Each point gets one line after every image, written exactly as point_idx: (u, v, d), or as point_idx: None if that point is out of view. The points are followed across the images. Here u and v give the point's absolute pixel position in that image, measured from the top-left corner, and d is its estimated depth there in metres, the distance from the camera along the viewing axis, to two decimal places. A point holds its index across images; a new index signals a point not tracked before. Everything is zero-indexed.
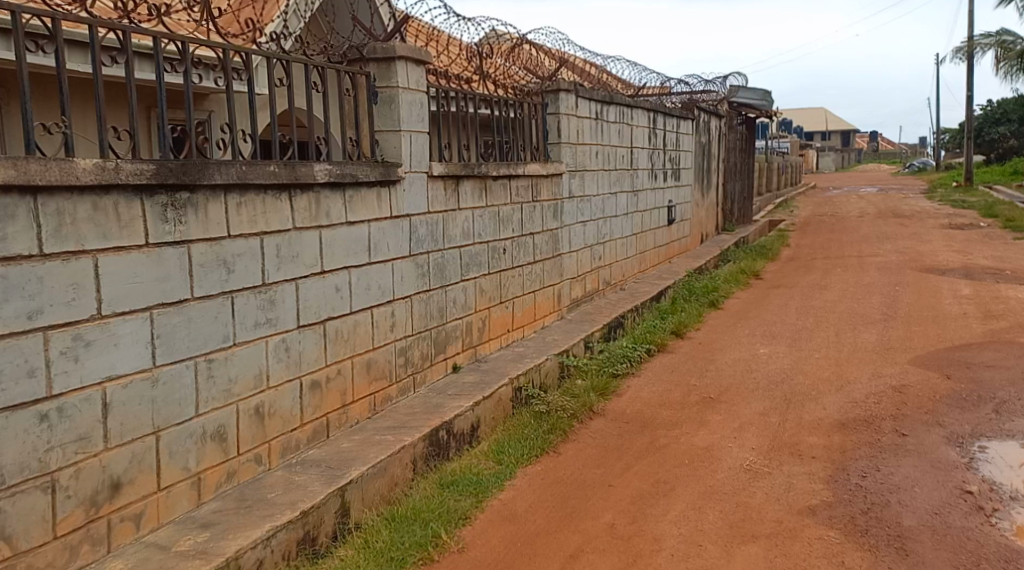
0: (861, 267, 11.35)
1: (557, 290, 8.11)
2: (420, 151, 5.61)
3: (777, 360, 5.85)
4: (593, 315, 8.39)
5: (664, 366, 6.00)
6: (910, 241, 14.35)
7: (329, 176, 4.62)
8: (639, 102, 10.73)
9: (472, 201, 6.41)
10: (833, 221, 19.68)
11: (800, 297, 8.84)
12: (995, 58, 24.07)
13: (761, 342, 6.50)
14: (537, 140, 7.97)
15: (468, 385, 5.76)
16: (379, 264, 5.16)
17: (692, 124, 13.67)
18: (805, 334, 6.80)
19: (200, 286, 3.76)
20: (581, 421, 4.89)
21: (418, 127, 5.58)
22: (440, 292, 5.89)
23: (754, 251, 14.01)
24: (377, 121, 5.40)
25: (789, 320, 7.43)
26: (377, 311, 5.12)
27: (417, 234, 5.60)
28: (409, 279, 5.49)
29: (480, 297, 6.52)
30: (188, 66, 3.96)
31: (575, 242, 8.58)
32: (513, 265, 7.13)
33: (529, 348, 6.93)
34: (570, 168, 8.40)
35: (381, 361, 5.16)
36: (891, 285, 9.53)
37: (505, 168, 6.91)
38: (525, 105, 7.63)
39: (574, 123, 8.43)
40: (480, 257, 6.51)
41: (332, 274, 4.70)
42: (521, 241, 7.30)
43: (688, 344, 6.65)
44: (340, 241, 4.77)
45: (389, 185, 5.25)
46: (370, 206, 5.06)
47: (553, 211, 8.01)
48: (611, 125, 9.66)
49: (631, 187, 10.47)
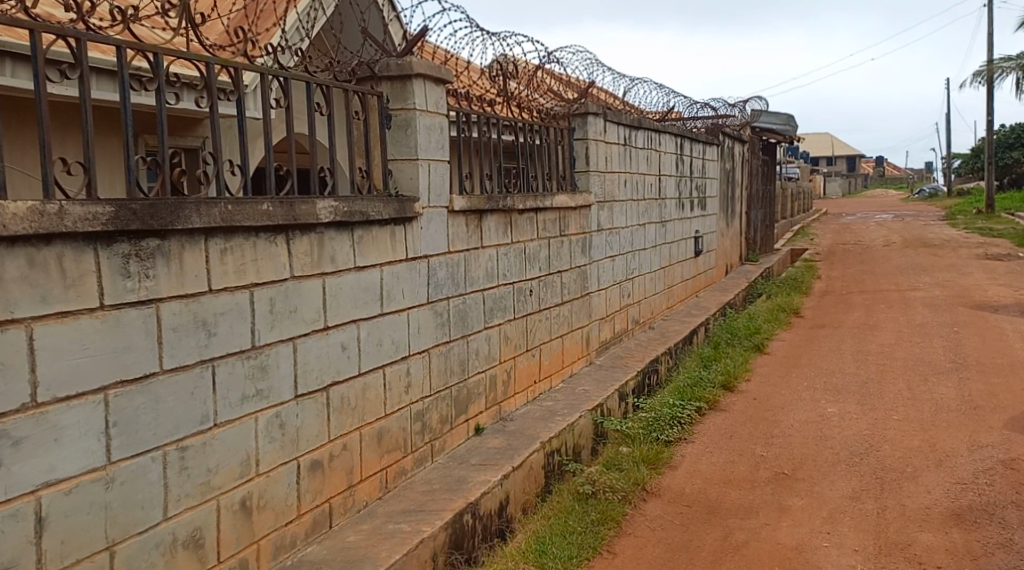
0: (906, 304, 10.57)
1: (585, 333, 7.33)
2: (440, 182, 4.87)
3: (852, 425, 5.06)
4: (625, 360, 7.60)
5: (719, 428, 5.21)
6: (949, 274, 13.58)
7: (335, 213, 3.88)
8: (666, 127, 9.99)
9: (497, 237, 5.67)
10: (859, 251, 18.90)
11: (851, 340, 8.05)
12: (1016, 81, 23.35)
13: (826, 399, 5.71)
14: (564, 169, 7.23)
15: (495, 452, 4.97)
16: (393, 315, 4.40)
17: (717, 150, 12.93)
18: (874, 388, 6.01)
19: (171, 355, 3.01)
20: (634, 504, 4.11)
21: (437, 155, 4.84)
22: (462, 344, 5.12)
23: (784, 284, 13.22)
24: (390, 148, 4.66)
25: (848, 370, 6.65)
26: (390, 370, 4.35)
27: (436, 278, 4.85)
28: (427, 330, 4.73)
29: (505, 345, 5.74)
30: (162, 85, 3.21)
31: (604, 279, 7.81)
32: (540, 307, 6.36)
33: (559, 403, 6.14)
34: (599, 199, 7.66)
35: (395, 429, 4.38)
36: (948, 326, 8.76)
37: (531, 201, 6.17)
38: (551, 129, 6.90)
39: (602, 149, 7.70)
40: (505, 300, 5.75)
41: (338, 330, 3.94)
42: (549, 280, 6.54)
43: (742, 399, 5.86)
44: (348, 291, 4.02)
45: (404, 222, 4.51)
46: (383, 248, 4.32)
47: (582, 245, 7.25)
48: (639, 151, 8.92)
49: (659, 218, 9.70)
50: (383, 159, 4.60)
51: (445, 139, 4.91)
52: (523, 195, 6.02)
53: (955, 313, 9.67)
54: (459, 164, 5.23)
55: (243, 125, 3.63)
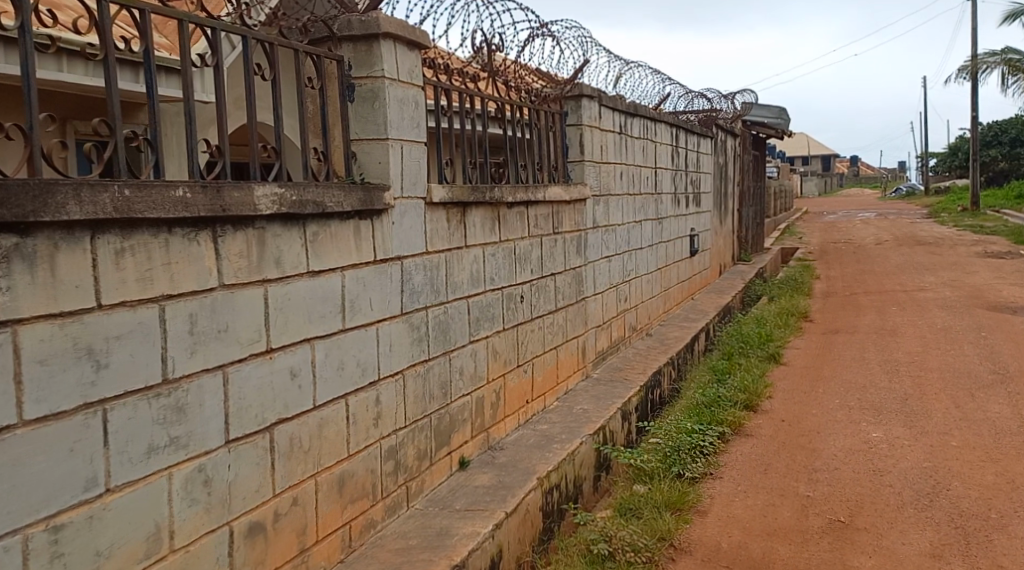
0: (920, 306, 9.87)
1: (581, 343, 6.51)
2: (416, 168, 4.02)
3: (908, 458, 4.28)
4: (624, 373, 6.79)
5: (748, 460, 4.41)
6: (955, 273, 12.92)
7: (279, 204, 3.02)
8: (662, 115, 9.18)
9: (483, 235, 4.83)
10: (852, 250, 18.21)
11: (873, 348, 7.29)
12: (1002, 77, 22.55)
13: (866, 421, 4.93)
14: (556, 158, 6.40)
15: (483, 493, 4.16)
16: (358, 331, 3.55)
17: (710, 143, 12.13)
18: (917, 407, 5.24)
19: (36, 399, 2.16)
20: (661, 566, 3.32)
21: (412, 135, 3.99)
22: (443, 362, 4.28)
23: (782, 284, 12.47)
24: (353, 126, 3.80)
25: (882, 384, 5.89)
26: (355, 400, 3.50)
27: (412, 284, 4.00)
28: (401, 348, 3.89)
29: (493, 362, 4.91)
30: (30, 29, 2.31)
31: (600, 283, 6.99)
32: (532, 316, 5.52)
33: (555, 426, 5.32)
34: (595, 193, 6.84)
35: (360, 473, 3.53)
36: (974, 330, 8.05)
37: (522, 193, 5.33)
38: (542, 113, 6.07)
39: (597, 137, 6.87)
40: (493, 308, 4.91)
41: (285, 353, 3.08)
42: (541, 284, 5.71)
43: (769, 422, 5.07)
44: (297, 302, 3.16)
45: (370, 216, 3.66)
46: (344, 248, 3.47)
47: (577, 245, 6.43)
48: (635, 141, 8.10)
49: (655, 214, 8.88)
50: (345, 139, 3.74)
51: (422, 117, 4.07)
52: (512, 187, 5.19)
53: (976, 316, 8.98)
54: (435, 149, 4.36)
55: (152, 88, 2.74)
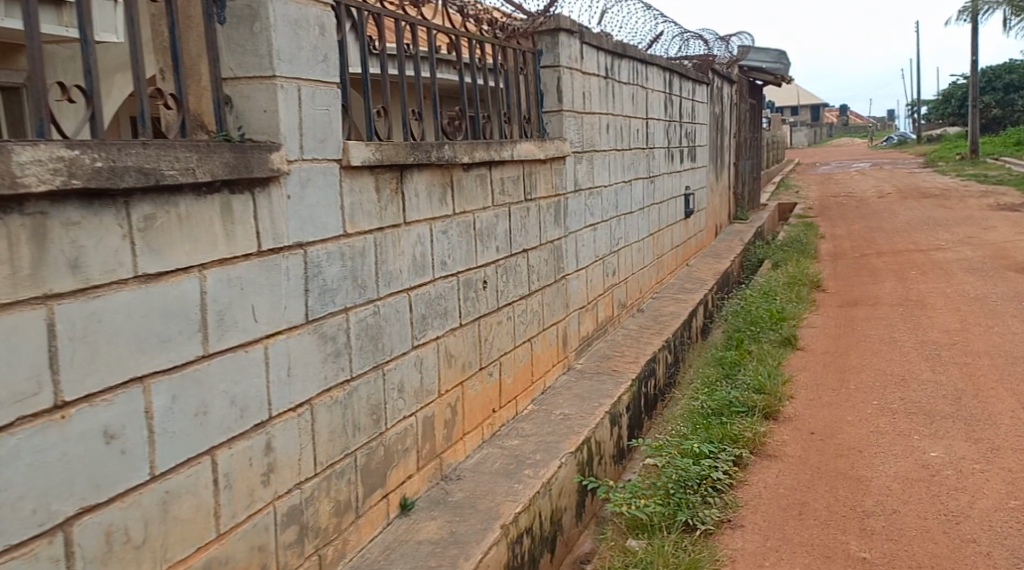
0: (944, 273, 8.90)
1: (561, 330, 5.48)
2: (325, 120, 2.92)
3: (984, 493, 3.34)
4: (614, 363, 5.77)
5: (776, 499, 3.43)
6: (972, 233, 11.94)
7: (65, 176, 1.93)
8: (653, 58, 8.02)
9: (430, 207, 3.75)
10: (854, 205, 17.17)
11: (902, 327, 6.37)
12: (1004, 18, 21.14)
13: (917, 437, 3.98)
14: (529, 108, 5.29)
15: (428, 552, 3.15)
16: (234, 355, 2.47)
17: (706, 91, 10.95)
18: (977, 411, 4.30)
19: None
20: None
21: (318, 72, 2.87)
22: (373, 380, 3.23)
23: (784, 246, 11.44)
24: (225, 58, 2.66)
25: (925, 380, 4.92)
26: (230, 455, 2.44)
27: (323, 279, 2.92)
28: (308, 370, 2.83)
29: (446, 369, 3.88)
30: None
31: (584, 256, 5.93)
32: (498, 305, 4.48)
33: (528, 443, 4.31)
34: (576, 149, 5.74)
35: (240, 557, 2.49)
36: (1013, 302, 7.09)
37: (484, 151, 4.24)
38: (509, 52, 4.96)
39: (579, 83, 5.77)
40: (445, 301, 3.86)
41: (94, 406, 2.02)
42: (510, 264, 4.66)
43: (795, 436, 4.10)
44: (117, 324, 2.09)
45: (251, 187, 2.55)
46: (204, 235, 2.37)
47: (555, 212, 5.36)
48: (623, 87, 6.98)
49: (647, 172, 7.80)
50: (214, 76, 2.62)
51: (334, 49, 2.97)
52: (470, 144, 4.09)
53: (1010, 284, 8.02)
54: (346, 95, 3.20)
55: None
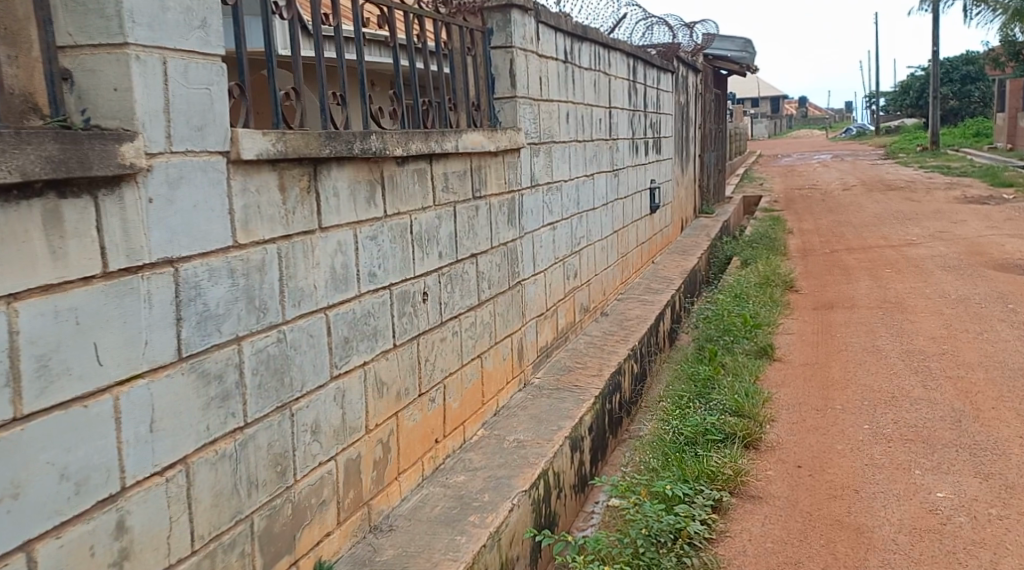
0: (920, 271, 8.49)
1: (516, 342, 4.90)
2: (205, 103, 2.31)
3: (1008, 548, 2.85)
4: (575, 377, 5.21)
5: (764, 559, 2.92)
6: (942, 228, 11.58)
7: None
8: (617, 42, 7.46)
9: (355, 209, 3.14)
10: (820, 198, 16.80)
11: (884, 333, 5.90)
12: (966, 9, 20.94)
13: (919, 471, 3.48)
14: (479, 93, 4.70)
15: None
16: (65, 413, 1.87)
17: (671, 79, 10.41)
18: (982, 438, 3.81)
19: None
20: None
21: (192, 41, 2.26)
22: (277, 424, 2.63)
23: (753, 242, 10.97)
24: (62, 20, 2.04)
25: (919, 398, 4.42)
26: (60, 547, 1.86)
27: (204, 303, 2.31)
28: (184, 419, 2.23)
29: (377, 400, 3.28)
30: None
31: (542, 259, 5.35)
32: (441, 319, 3.89)
33: (476, 480, 3.74)
34: (532, 140, 5.15)
35: None
36: (998, 305, 6.67)
37: (422, 142, 3.64)
38: (454, 29, 4.35)
39: (534, 66, 5.18)
40: (374, 320, 3.26)
41: None
42: (456, 272, 4.07)
43: (780, 471, 3.58)
44: None
45: (92, 189, 1.95)
46: (14, 256, 1.77)
47: (509, 211, 4.78)
48: (584, 72, 6.40)
49: (610, 165, 7.24)
50: (44, 42, 1.99)
51: (216, 12, 2.35)
52: (405, 134, 3.49)
53: (991, 283, 7.61)
54: (242, 73, 2.59)
55: None
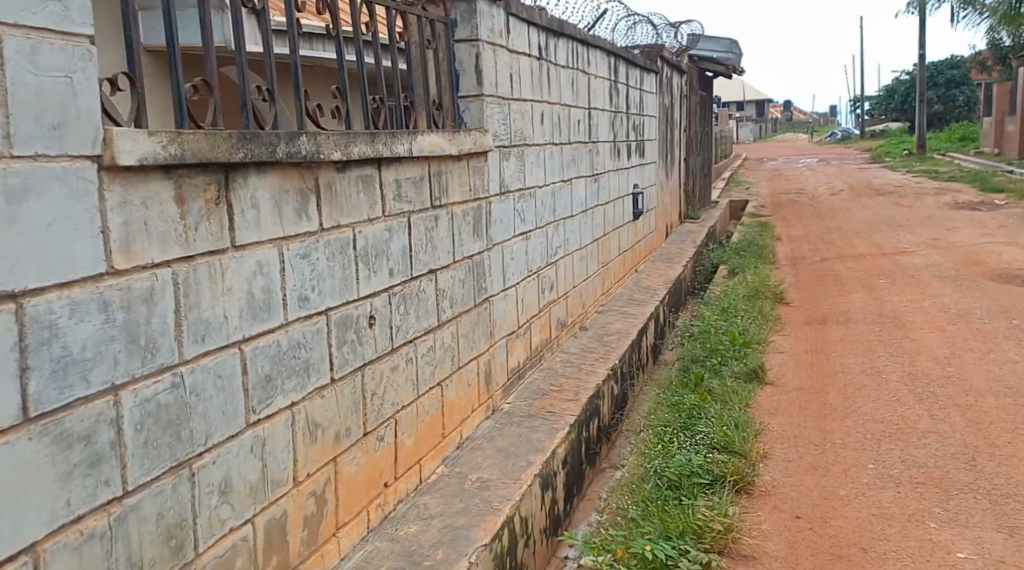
0: (915, 282, 8.07)
1: (483, 365, 4.44)
2: (63, 97, 1.85)
3: None
4: (550, 401, 4.74)
5: None
6: (936, 235, 11.18)
7: None
8: (597, 40, 7.02)
9: (281, 224, 2.67)
10: (808, 203, 16.42)
11: (884, 353, 5.47)
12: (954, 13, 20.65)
13: (936, 525, 3.04)
14: (441, 91, 4.24)
15: None
16: None
17: (656, 80, 9.99)
18: (1003, 481, 3.38)
19: None
20: None
21: (43, 19, 1.79)
22: (171, 488, 2.16)
23: (740, 249, 10.54)
24: None
25: (927, 431, 3.98)
26: None
27: (64, 347, 1.85)
28: (30, 496, 1.77)
29: (310, 446, 2.81)
30: None
31: (513, 273, 4.89)
32: (392, 345, 3.42)
33: (429, 529, 3.27)
34: (501, 142, 4.69)
35: None
36: (1002, 321, 6.25)
37: (367, 144, 3.17)
38: (411, 18, 3.89)
39: (504, 61, 4.72)
40: (307, 352, 2.79)
41: None
42: (411, 292, 3.60)
43: (777, 524, 3.12)
44: None
45: None
46: None
47: (474, 220, 4.32)
48: (561, 70, 5.95)
49: (590, 169, 6.79)
50: None
51: None
52: (346, 135, 3.02)
53: (992, 296, 7.20)
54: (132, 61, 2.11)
55: None
